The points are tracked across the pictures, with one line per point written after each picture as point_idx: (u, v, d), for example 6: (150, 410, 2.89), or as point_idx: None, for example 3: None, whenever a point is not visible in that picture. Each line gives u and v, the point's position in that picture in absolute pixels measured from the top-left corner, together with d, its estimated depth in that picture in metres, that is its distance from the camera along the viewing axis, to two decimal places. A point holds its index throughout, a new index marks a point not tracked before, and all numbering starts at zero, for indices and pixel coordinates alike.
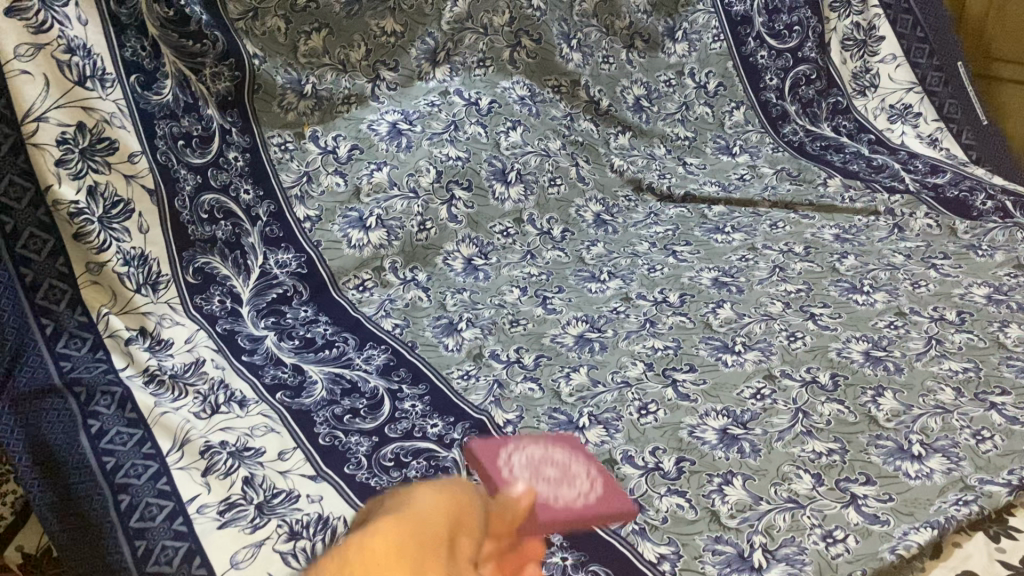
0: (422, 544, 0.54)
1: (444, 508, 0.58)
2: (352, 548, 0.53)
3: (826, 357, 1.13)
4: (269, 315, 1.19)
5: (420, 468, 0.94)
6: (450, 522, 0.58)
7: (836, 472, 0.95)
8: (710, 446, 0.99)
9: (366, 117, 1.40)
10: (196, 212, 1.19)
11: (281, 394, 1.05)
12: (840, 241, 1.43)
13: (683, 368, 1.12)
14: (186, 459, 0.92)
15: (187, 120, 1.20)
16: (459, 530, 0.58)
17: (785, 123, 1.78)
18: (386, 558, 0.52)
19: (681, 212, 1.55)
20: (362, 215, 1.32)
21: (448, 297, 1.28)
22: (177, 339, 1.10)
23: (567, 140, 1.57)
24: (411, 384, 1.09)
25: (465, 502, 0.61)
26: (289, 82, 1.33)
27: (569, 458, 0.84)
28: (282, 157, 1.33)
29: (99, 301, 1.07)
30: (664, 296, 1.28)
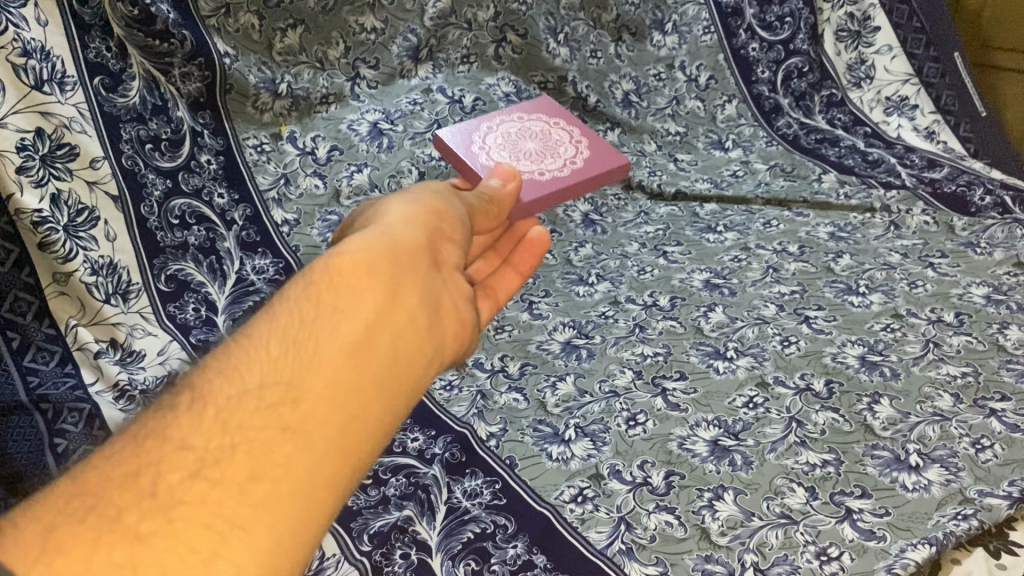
0: (391, 267, 0.60)
1: (420, 230, 0.67)
2: (332, 259, 0.60)
3: (821, 362, 1.10)
4: (245, 324, 1.14)
5: (399, 486, 0.91)
6: (426, 241, 0.66)
7: (831, 485, 0.91)
8: (701, 459, 0.95)
9: (346, 116, 1.37)
10: (166, 218, 1.15)
11: None
12: (835, 239, 1.39)
13: (672, 376, 1.08)
14: None
15: (155, 122, 1.17)
16: (438, 245, 0.68)
17: (779, 116, 1.74)
18: (358, 278, 0.58)
19: (672, 210, 1.51)
20: (342, 219, 1.29)
21: None
22: (149, 351, 1.07)
23: None
24: None
25: (445, 209, 0.73)
26: (263, 80, 1.32)
27: (544, 133, 1.15)
28: (259, 159, 1.30)
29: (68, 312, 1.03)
30: (654, 300, 1.24)
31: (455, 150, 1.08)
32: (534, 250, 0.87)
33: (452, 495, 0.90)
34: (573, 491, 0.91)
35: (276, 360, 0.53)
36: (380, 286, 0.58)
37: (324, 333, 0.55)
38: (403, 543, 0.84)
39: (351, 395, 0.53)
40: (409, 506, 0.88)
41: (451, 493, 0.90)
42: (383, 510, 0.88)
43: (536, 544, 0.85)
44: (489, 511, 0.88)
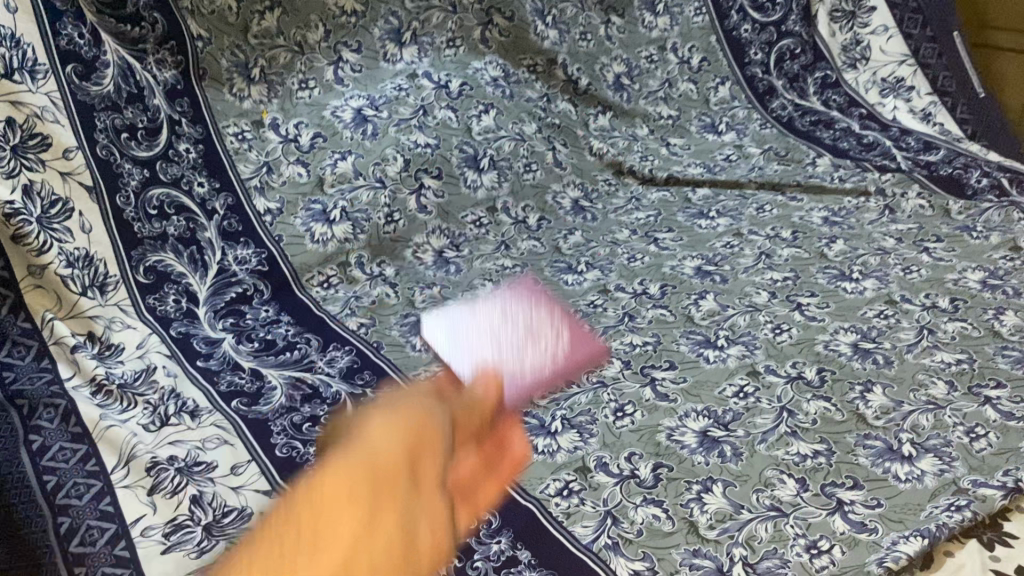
0: (369, 497, 0.70)
1: (403, 438, 0.76)
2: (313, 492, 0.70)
3: (813, 350, 1.08)
4: (227, 316, 1.13)
5: None
6: (409, 449, 0.75)
7: (823, 477, 0.89)
8: (690, 451, 0.93)
9: (330, 102, 1.34)
10: (144, 209, 1.14)
11: (236, 402, 0.99)
12: (829, 224, 1.37)
13: (661, 366, 1.07)
14: (131, 478, 0.86)
15: (131, 111, 1.15)
16: (419, 457, 0.75)
17: (773, 98, 1.71)
18: (337, 500, 0.69)
19: (664, 196, 1.48)
20: (325, 208, 1.27)
21: (417, 293, 1.22)
22: (128, 345, 1.05)
23: (543, 122, 1.50)
24: (375, 387, 1.03)
25: (427, 433, 0.78)
26: (235, 65, 1.27)
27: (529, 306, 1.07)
28: (240, 147, 1.27)
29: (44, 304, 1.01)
30: (644, 288, 1.22)
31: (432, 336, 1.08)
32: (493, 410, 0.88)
33: None
34: (559, 485, 0.89)
35: (256, 568, 0.63)
36: (359, 514, 0.68)
37: (301, 565, 0.63)
38: None
39: (360, 563, 0.65)
40: None
41: None
42: None
43: (521, 539, 0.83)
44: None
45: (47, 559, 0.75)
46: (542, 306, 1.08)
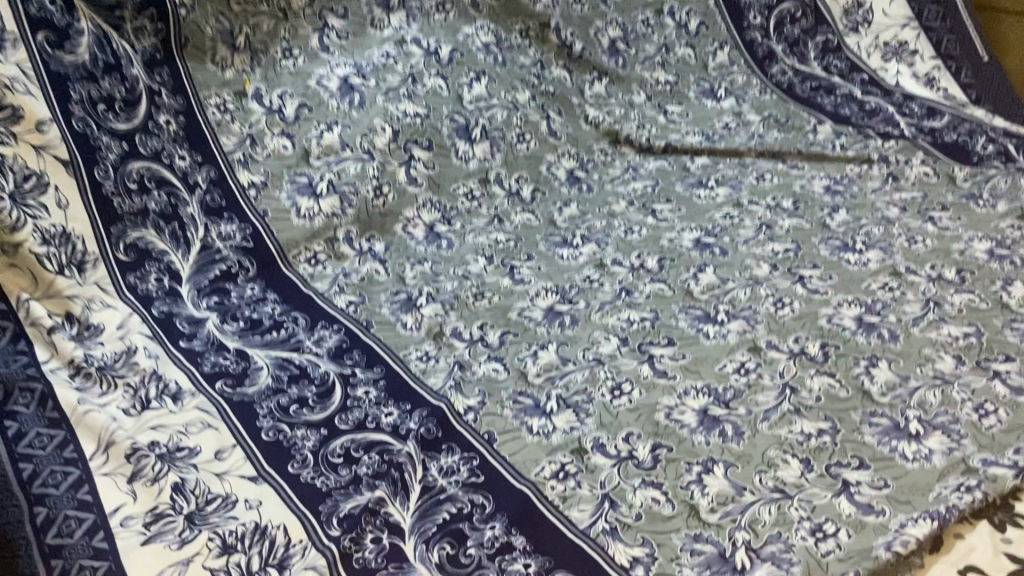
0: None
1: None
2: None
3: (816, 325, 1.05)
4: (211, 294, 1.09)
5: (372, 465, 0.85)
6: None
7: (827, 457, 0.86)
8: (690, 430, 0.90)
9: (315, 70, 1.29)
10: (123, 182, 1.10)
11: (221, 384, 0.96)
12: (831, 193, 1.33)
13: (660, 343, 1.03)
14: (111, 465, 0.83)
15: (108, 81, 1.12)
16: None
17: (773, 64, 1.66)
18: None
19: (662, 165, 1.44)
20: (312, 181, 1.23)
21: (408, 269, 1.18)
22: (108, 325, 1.01)
23: (536, 90, 1.45)
24: (365, 368, 1.00)
25: None
26: (219, 32, 1.23)
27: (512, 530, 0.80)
28: (222, 118, 1.22)
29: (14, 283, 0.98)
30: (642, 261, 1.19)
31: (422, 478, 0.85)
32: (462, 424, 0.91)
33: (428, 473, 0.85)
34: (554, 468, 0.86)
35: None
36: None
37: None
38: (375, 527, 0.78)
39: None
40: (381, 486, 0.83)
41: (427, 471, 0.85)
42: (354, 491, 0.82)
43: (516, 525, 0.80)
44: (465, 490, 0.83)
45: (23, 554, 0.72)
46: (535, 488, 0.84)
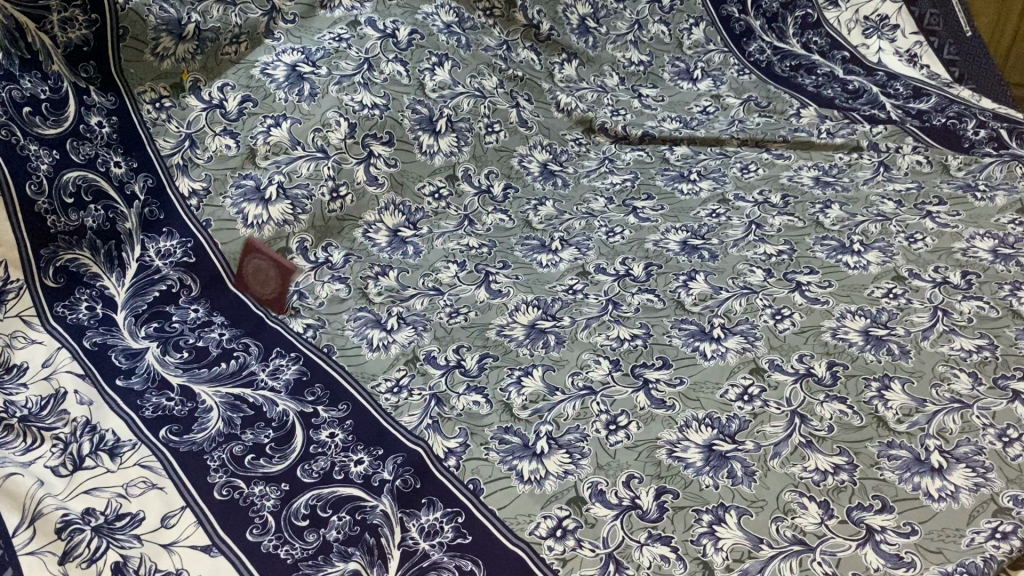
0: None
1: None
2: None
3: (820, 340, 0.97)
4: (151, 320, 0.97)
5: (342, 528, 0.76)
6: None
7: (847, 499, 0.79)
8: (696, 471, 0.81)
9: (260, 58, 1.15)
10: (58, 198, 0.99)
11: (166, 430, 0.84)
12: (821, 185, 1.25)
13: (653, 365, 0.94)
14: (38, 542, 0.71)
15: (28, 80, 0.99)
16: None
17: (750, 40, 1.58)
18: None
19: (640, 155, 1.36)
20: (259, 184, 1.09)
21: (372, 284, 1.07)
22: (33, 362, 0.89)
23: (504, 75, 1.35)
24: (329, 405, 0.89)
25: None
26: (165, 22, 1.09)
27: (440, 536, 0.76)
28: (158, 117, 1.10)
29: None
30: (627, 268, 1.10)
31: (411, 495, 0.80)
32: (449, 477, 0.82)
33: (407, 536, 0.75)
34: (550, 524, 0.77)
35: None
36: None
37: None
38: None
39: None
40: (355, 555, 0.73)
41: (406, 533, 0.76)
42: (324, 562, 0.72)
43: None
44: (452, 555, 0.74)
45: None
46: (475, 498, 0.80)
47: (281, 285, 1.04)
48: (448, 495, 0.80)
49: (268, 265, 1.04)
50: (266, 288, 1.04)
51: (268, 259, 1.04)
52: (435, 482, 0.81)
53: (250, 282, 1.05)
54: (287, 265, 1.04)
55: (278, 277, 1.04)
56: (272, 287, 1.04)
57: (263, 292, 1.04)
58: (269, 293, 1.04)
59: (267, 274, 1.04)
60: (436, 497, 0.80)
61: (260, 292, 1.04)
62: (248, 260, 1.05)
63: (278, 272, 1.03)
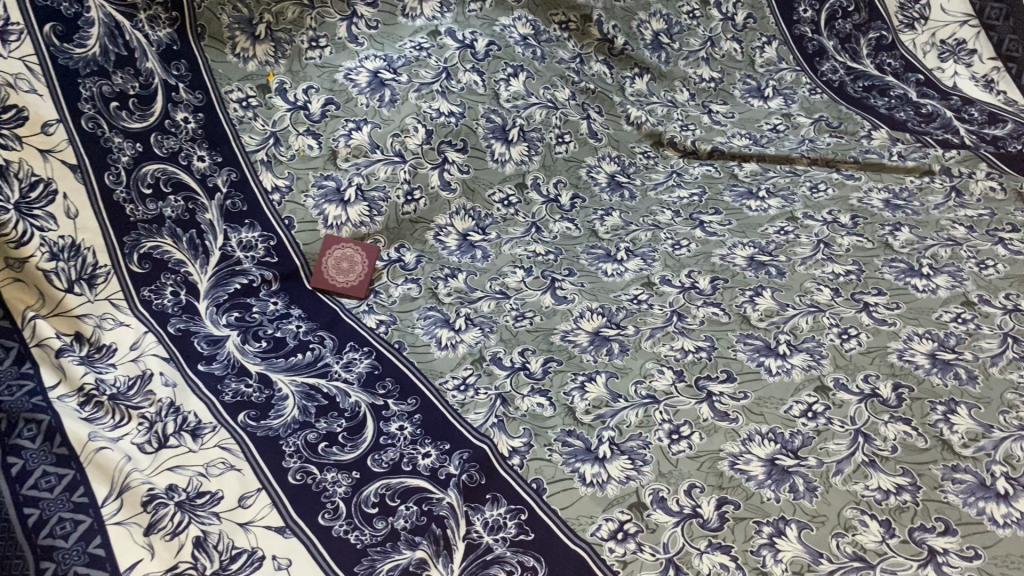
0: None
1: None
2: None
3: (886, 361, 0.97)
4: (231, 310, 1.02)
5: (410, 517, 0.78)
6: None
7: (910, 519, 0.79)
8: (757, 483, 0.82)
9: (343, 64, 1.20)
10: (136, 188, 1.02)
11: (244, 415, 0.88)
12: (892, 208, 1.25)
13: (717, 378, 0.95)
14: (125, 513, 0.75)
15: (120, 76, 1.03)
16: None
17: (823, 60, 1.57)
18: None
19: (708, 170, 1.37)
20: (339, 186, 1.14)
21: (442, 285, 1.11)
22: (121, 344, 0.93)
23: (576, 87, 1.37)
24: (399, 400, 0.92)
25: None
26: (238, 21, 1.15)
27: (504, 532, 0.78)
28: (245, 116, 1.14)
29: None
30: (693, 281, 1.11)
31: (476, 490, 0.82)
32: (513, 476, 0.84)
33: (472, 529, 0.78)
34: (611, 526, 0.79)
35: None
36: None
37: None
38: None
39: None
40: (422, 544, 0.76)
41: (470, 526, 0.78)
42: (391, 549, 0.75)
43: None
44: (515, 550, 0.76)
45: None
46: (539, 496, 0.82)
47: (370, 262, 1.10)
48: (513, 493, 0.82)
49: (348, 251, 1.10)
50: (357, 267, 1.09)
51: (348, 247, 1.10)
52: (499, 479, 0.83)
53: (335, 273, 1.08)
54: (366, 246, 1.11)
55: (363, 258, 1.10)
56: (361, 267, 1.10)
57: (352, 277, 1.09)
58: (360, 277, 1.09)
59: (354, 263, 1.10)
60: (501, 493, 0.82)
61: (354, 272, 1.09)
62: (325, 257, 1.09)
63: (363, 254, 1.10)
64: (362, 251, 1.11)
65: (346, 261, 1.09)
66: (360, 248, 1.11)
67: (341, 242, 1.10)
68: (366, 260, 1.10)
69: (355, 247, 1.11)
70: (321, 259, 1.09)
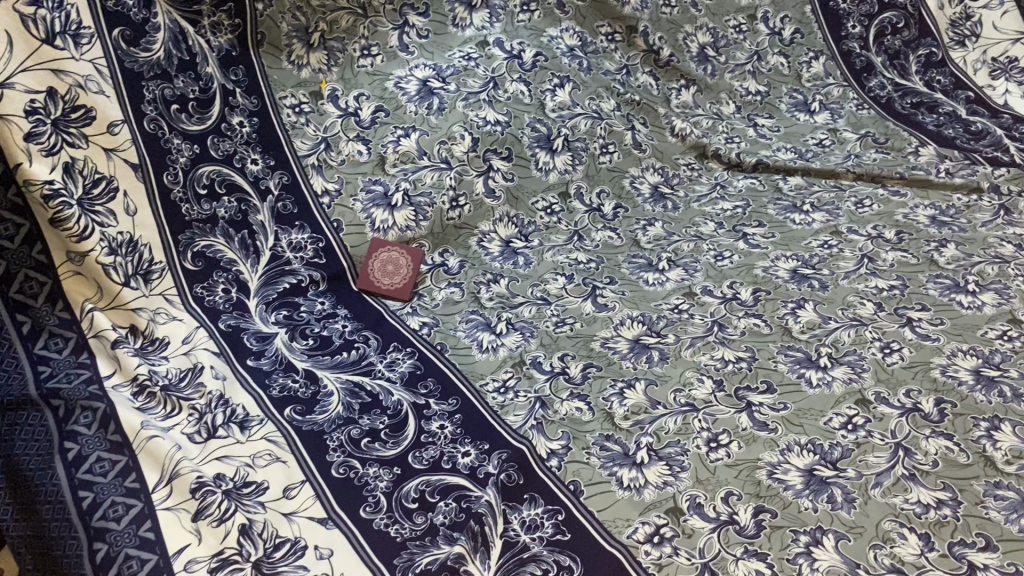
0: None
1: None
2: None
3: (929, 376, 0.96)
4: (280, 308, 1.05)
5: (449, 513, 0.80)
6: None
7: (950, 534, 0.78)
8: (795, 493, 0.82)
9: (393, 72, 1.23)
10: (193, 187, 1.05)
11: (290, 410, 0.90)
12: (938, 225, 1.24)
13: (758, 388, 0.96)
14: (174, 499, 0.78)
15: (182, 80, 1.06)
16: None
17: (870, 76, 1.56)
18: None
19: (753, 184, 1.37)
20: (387, 190, 1.17)
21: (484, 290, 1.12)
22: (173, 338, 0.96)
23: (621, 99, 1.38)
24: (440, 399, 0.94)
25: None
26: (296, 29, 1.19)
27: (540, 531, 0.79)
28: (297, 121, 1.17)
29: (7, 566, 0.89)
30: (735, 292, 1.11)
31: (514, 489, 0.83)
32: (551, 477, 0.85)
33: (509, 527, 0.79)
34: (648, 530, 0.79)
35: None
36: None
37: None
38: None
39: None
40: (460, 540, 0.77)
41: (508, 524, 0.79)
42: (430, 544, 0.77)
43: None
44: (551, 549, 0.77)
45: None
46: (575, 498, 0.83)
47: (415, 265, 1.13)
48: (550, 493, 0.83)
49: (395, 255, 1.12)
50: (402, 270, 1.12)
51: (394, 250, 1.13)
52: (537, 480, 0.85)
53: (381, 275, 1.11)
54: (412, 248, 1.14)
55: (409, 261, 1.12)
56: (406, 270, 1.12)
57: (397, 279, 1.11)
58: (405, 279, 1.11)
59: (399, 266, 1.12)
60: (539, 493, 0.83)
61: (399, 275, 1.11)
62: (372, 259, 1.12)
63: (409, 257, 1.13)
64: (409, 255, 1.13)
65: (392, 263, 1.12)
66: (407, 252, 1.13)
67: (388, 245, 1.13)
68: (412, 264, 1.12)
69: (402, 250, 1.13)
70: (368, 261, 1.12)
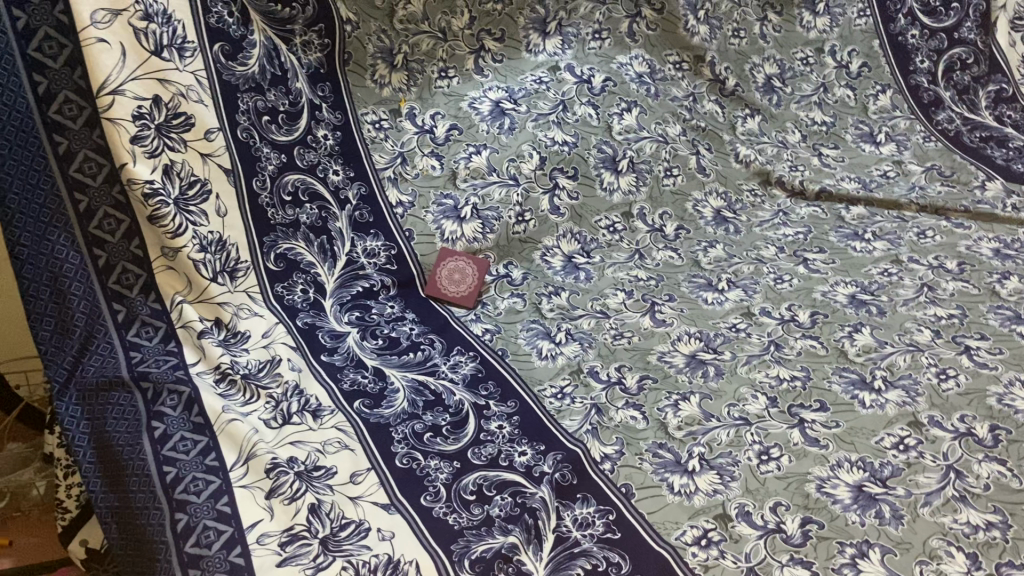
0: None
1: None
2: None
3: (984, 404, 0.97)
4: (353, 310, 1.11)
5: (504, 507, 0.84)
6: None
7: (998, 554, 0.79)
8: (843, 507, 0.84)
9: (468, 93, 1.29)
10: (279, 194, 1.11)
11: (359, 403, 0.96)
12: (1001, 257, 1.24)
13: (811, 406, 0.97)
14: (250, 477, 0.83)
15: (273, 94, 1.13)
16: None
17: (939, 110, 1.57)
18: None
19: (815, 212, 1.39)
20: (457, 204, 1.23)
21: (545, 300, 1.17)
22: (254, 332, 1.02)
23: (687, 124, 1.42)
24: (499, 401, 0.98)
25: None
26: (381, 50, 1.25)
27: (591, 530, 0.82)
28: (377, 136, 1.24)
29: (88, 537, 0.94)
30: (793, 314, 1.14)
31: (567, 489, 0.87)
32: (603, 479, 0.88)
33: (561, 523, 0.83)
34: (696, 533, 0.82)
35: None
36: None
37: None
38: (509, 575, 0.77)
39: None
40: (514, 531, 0.81)
41: (560, 520, 0.83)
42: (486, 533, 0.81)
43: None
44: (601, 545, 0.80)
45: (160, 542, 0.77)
46: (627, 501, 0.86)
47: (480, 274, 1.18)
48: (602, 495, 0.86)
49: (463, 264, 1.18)
50: (468, 278, 1.18)
51: (462, 260, 1.18)
52: (589, 481, 0.88)
53: (447, 283, 1.17)
54: (478, 259, 1.19)
55: (474, 270, 1.18)
56: (471, 279, 1.18)
57: (462, 287, 1.17)
58: (470, 288, 1.17)
59: (465, 275, 1.18)
60: (591, 493, 0.86)
61: (465, 283, 1.17)
62: (440, 267, 1.18)
63: (475, 267, 1.18)
64: (475, 265, 1.19)
65: (459, 272, 1.18)
66: (474, 262, 1.19)
67: (456, 254, 1.19)
68: (477, 274, 1.18)
69: (470, 260, 1.19)
70: (437, 268, 1.18)
